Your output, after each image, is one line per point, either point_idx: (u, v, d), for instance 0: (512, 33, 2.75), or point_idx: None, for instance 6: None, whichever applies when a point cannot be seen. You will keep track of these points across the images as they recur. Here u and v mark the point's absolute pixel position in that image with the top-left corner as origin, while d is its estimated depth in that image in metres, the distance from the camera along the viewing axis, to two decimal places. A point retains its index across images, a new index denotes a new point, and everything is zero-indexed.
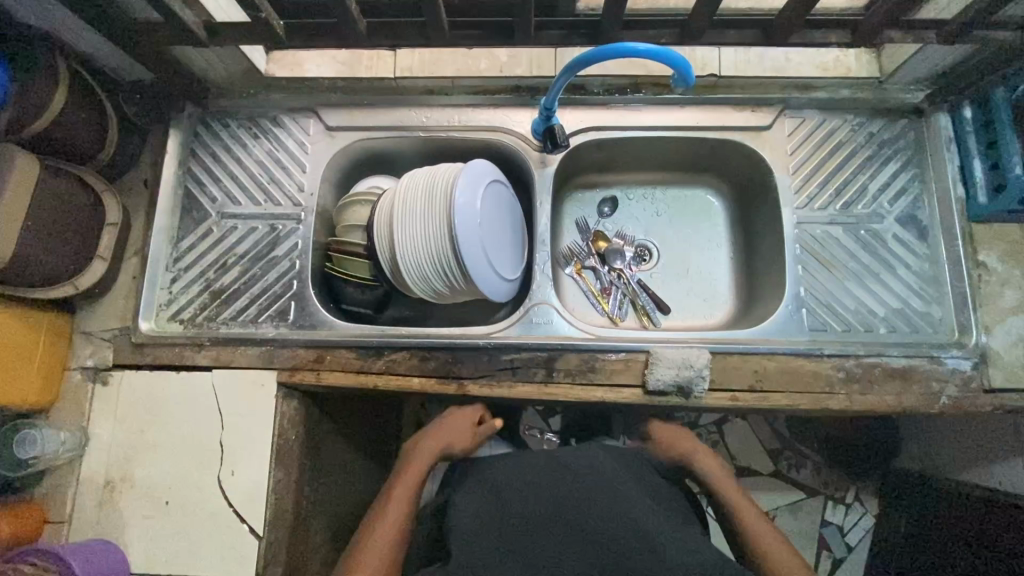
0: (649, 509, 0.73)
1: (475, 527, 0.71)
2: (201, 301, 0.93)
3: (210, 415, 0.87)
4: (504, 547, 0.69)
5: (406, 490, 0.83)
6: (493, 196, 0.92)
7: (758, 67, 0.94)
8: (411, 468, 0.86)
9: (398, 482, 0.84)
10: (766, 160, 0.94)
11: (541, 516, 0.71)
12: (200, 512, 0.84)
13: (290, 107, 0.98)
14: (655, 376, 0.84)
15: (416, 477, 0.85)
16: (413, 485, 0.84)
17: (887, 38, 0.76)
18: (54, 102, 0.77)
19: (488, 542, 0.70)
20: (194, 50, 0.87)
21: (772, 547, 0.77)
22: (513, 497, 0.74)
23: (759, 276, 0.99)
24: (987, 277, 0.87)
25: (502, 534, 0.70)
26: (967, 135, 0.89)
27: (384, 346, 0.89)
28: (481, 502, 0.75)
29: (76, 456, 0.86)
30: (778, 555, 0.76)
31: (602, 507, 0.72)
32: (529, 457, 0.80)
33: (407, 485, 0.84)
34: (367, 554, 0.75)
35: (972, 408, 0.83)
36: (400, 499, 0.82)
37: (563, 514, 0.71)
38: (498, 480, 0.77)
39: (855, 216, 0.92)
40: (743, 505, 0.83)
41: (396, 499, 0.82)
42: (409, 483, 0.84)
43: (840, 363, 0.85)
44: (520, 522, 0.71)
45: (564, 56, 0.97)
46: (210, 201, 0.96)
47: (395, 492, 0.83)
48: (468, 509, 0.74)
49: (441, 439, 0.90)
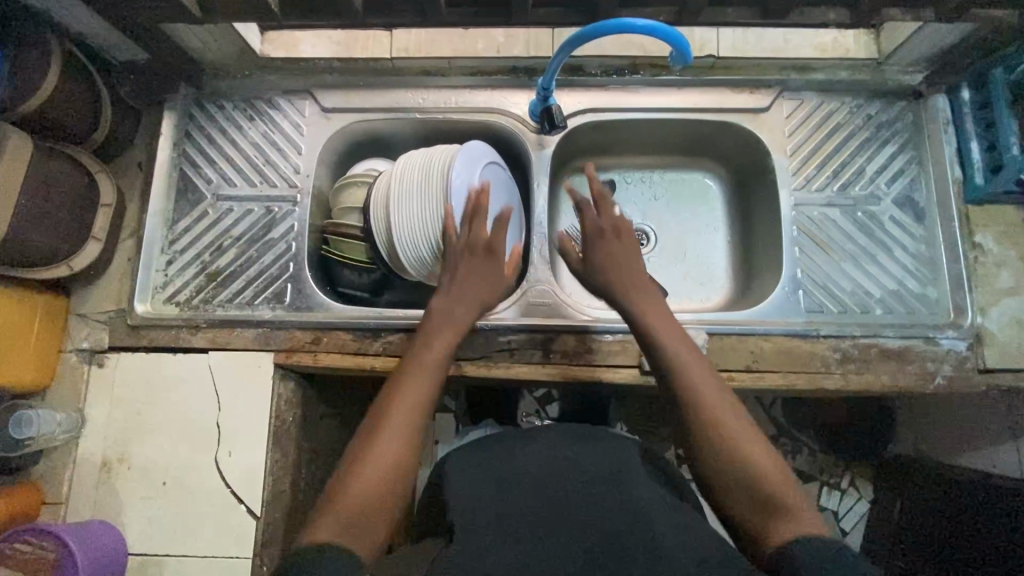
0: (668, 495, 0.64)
1: (471, 512, 0.61)
2: (197, 283, 0.93)
3: (207, 397, 0.86)
4: (507, 537, 0.58)
5: (414, 395, 0.67)
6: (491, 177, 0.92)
7: (757, 47, 0.94)
8: (418, 370, 0.69)
9: (402, 385, 0.68)
10: (765, 142, 0.94)
11: (545, 507, 0.61)
12: (198, 493, 0.84)
13: (285, 88, 0.97)
14: None
15: (426, 379, 0.69)
16: (422, 391, 0.68)
17: (886, 16, 0.75)
18: (45, 79, 0.76)
19: (490, 532, 0.59)
20: (188, 28, 0.86)
21: (748, 456, 0.61)
22: (519, 488, 0.63)
23: (756, 259, 0.99)
24: (983, 258, 0.87)
25: (506, 523, 0.60)
26: (965, 117, 0.89)
27: (381, 327, 0.89)
28: (479, 487, 0.64)
29: (72, 437, 0.86)
30: (762, 467, 0.60)
31: (605, 498, 0.61)
32: (545, 442, 0.70)
33: (414, 390, 0.68)
34: (363, 479, 0.61)
35: (967, 387, 0.84)
36: (406, 411, 0.66)
37: (563, 505, 0.61)
38: (504, 462, 0.68)
39: (853, 198, 0.92)
40: (712, 398, 0.65)
41: (401, 407, 0.66)
42: (415, 389, 0.68)
43: (837, 343, 0.85)
44: (526, 511, 0.60)
45: (562, 36, 0.96)
46: (206, 183, 0.96)
47: (399, 396, 0.67)
48: (462, 491, 0.64)
49: (450, 335, 0.73)
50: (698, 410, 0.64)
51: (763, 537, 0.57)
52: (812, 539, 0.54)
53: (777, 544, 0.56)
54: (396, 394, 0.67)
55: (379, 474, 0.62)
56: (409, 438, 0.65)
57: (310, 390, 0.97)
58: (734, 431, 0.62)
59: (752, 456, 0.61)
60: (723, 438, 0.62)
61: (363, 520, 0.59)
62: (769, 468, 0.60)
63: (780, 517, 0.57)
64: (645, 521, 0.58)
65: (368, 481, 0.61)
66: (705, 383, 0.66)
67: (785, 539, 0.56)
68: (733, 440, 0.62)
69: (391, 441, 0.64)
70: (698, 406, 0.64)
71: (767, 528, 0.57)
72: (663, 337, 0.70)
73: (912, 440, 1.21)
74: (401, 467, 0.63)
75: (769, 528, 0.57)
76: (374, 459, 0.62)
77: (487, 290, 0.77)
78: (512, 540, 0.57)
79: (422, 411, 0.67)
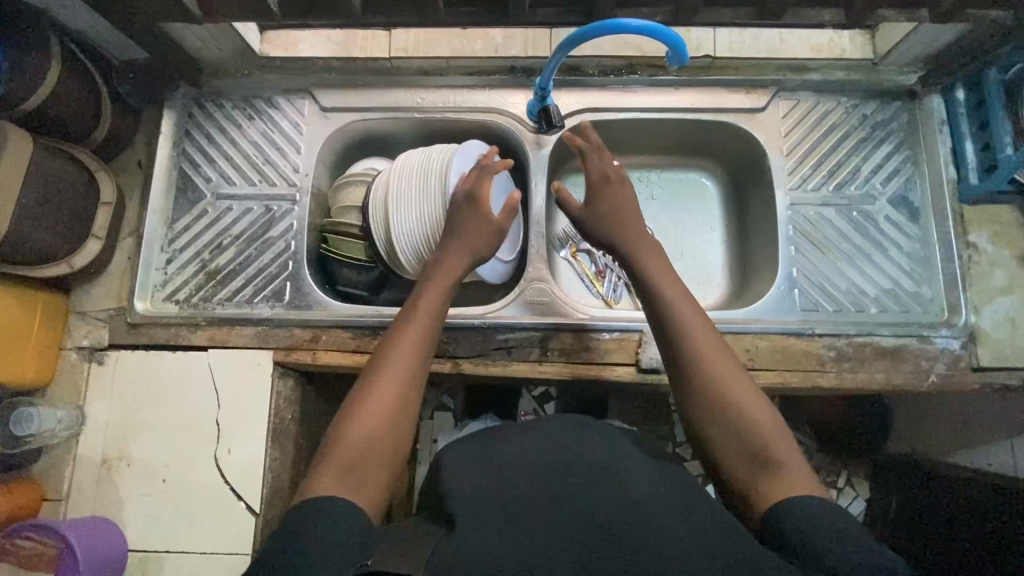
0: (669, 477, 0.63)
1: (467, 492, 0.59)
2: (197, 281, 0.93)
3: (206, 394, 0.87)
4: (503, 520, 0.56)
5: (409, 352, 0.68)
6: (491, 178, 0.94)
7: (753, 48, 0.95)
8: (410, 328, 0.70)
9: (395, 344, 0.68)
10: (760, 142, 0.94)
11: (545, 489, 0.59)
12: (197, 489, 0.85)
13: (284, 87, 0.98)
14: (648, 354, 0.85)
15: (419, 337, 0.69)
16: (415, 348, 0.68)
17: (881, 16, 0.76)
18: (46, 77, 0.77)
19: (486, 517, 0.56)
20: (188, 27, 0.86)
21: (751, 421, 0.61)
22: (519, 472, 0.61)
23: (752, 258, 0.99)
24: (977, 258, 0.88)
25: (504, 507, 0.57)
26: (959, 116, 0.89)
27: (380, 325, 0.89)
28: (476, 471, 0.63)
29: (73, 434, 0.86)
30: (763, 433, 0.60)
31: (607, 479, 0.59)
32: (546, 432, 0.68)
33: (407, 347, 0.68)
34: (359, 432, 0.62)
35: (960, 386, 0.85)
36: (400, 368, 0.66)
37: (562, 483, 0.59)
38: (502, 450, 0.66)
39: (848, 197, 0.93)
40: (719, 363, 0.64)
41: (395, 364, 0.67)
42: (409, 347, 0.68)
43: (831, 342, 0.86)
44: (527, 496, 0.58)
45: (559, 37, 0.97)
46: (205, 182, 0.96)
47: (392, 354, 0.67)
48: (457, 475, 0.63)
49: (441, 295, 0.74)
50: (702, 375, 0.64)
51: (756, 502, 0.58)
52: (803, 503, 0.54)
53: (767, 507, 0.56)
54: (390, 353, 0.68)
55: (374, 429, 0.62)
56: (404, 395, 0.65)
57: (309, 388, 0.97)
58: (738, 397, 0.62)
59: (753, 420, 0.61)
60: (725, 401, 0.62)
61: (360, 473, 0.59)
62: (771, 434, 0.60)
63: (774, 481, 0.57)
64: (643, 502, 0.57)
65: (364, 435, 0.61)
66: (713, 349, 0.66)
67: (775, 503, 0.56)
68: (736, 404, 0.62)
69: (385, 397, 0.64)
70: (703, 371, 0.64)
71: (759, 493, 0.57)
72: (674, 303, 0.70)
73: (907, 439, 1.22)
74: (397, 422, 0.63)
75: (760, 491, 0.58)
76: (368, 413, 0.63)
77: (485, 241, 0.80)
78: (509, 526, 0.55)
79: (415, 368, 0.68)
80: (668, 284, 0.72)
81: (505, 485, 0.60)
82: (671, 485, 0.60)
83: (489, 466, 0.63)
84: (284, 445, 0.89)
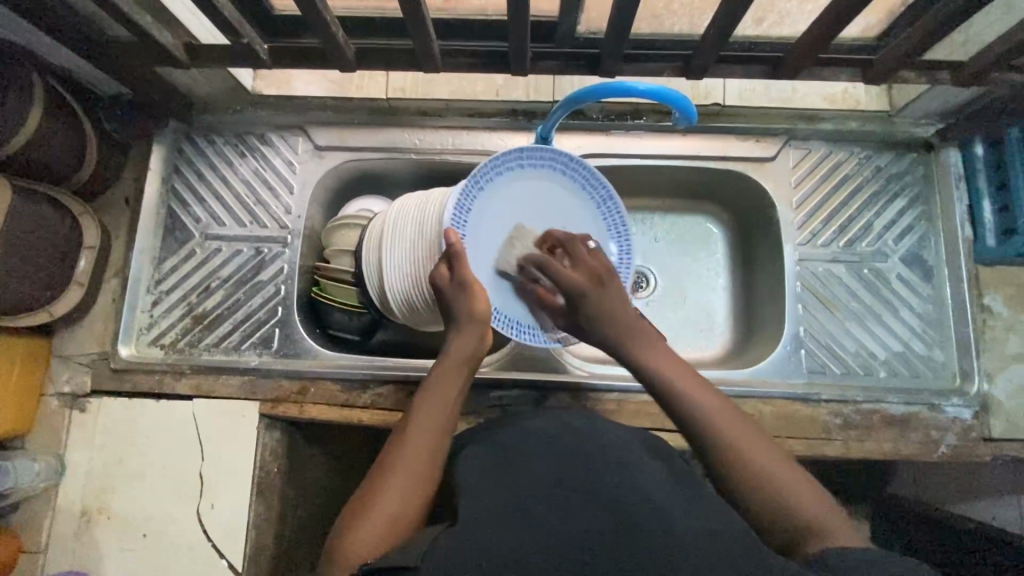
0: (672, 469, 0.59)
1: (469, 488, 0.55)
2: (183, 326, 0.90)
3: (190, 446, 0.84)
4: (510, 512, 0.50)
5: (442, 409, 0.62)
6: (517, 188, 0.76)
7: (764, 97, 0.92)
8: (439, 388, 0.63)
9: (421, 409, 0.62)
10: (769, 192, 0.91)
11: (546, 482, 0.53)
12: (177, 544, 0.82)
13: (277, 124, 0.94)
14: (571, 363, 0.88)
15: (451, 403, 0.63)
16: (444, 405, 0.63)
17: (900, 78, 0.75)
18: (27, 124, 0.73)
19: (497, 511, 0.50)
20: (181, 72, 0.83)
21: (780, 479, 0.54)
22: (524, 462, 0.57)
23: (758, 309, 0.95)
24: (993, 322, 0.85)
25: (509, 498, 0.52)
26: (977, 174, 0.87)
27: (370, 379, 0.87)
28: (480, 466, 0.59)
29: (52, 484, 0.84)
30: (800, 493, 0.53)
31: (613, 467, 0.56)
32: (544, 424, 0.65)
33: (434, 415, 0.62)
34: (387, 509, 0.55)
35: (971, 458, 0.82)
36: (427, 428, 0.61)
37: (564, 476, 0.54)
38: (511, 439, 0.63)
39: (859, 254, 0.89)
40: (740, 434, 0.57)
41: (417, 437, 0.60)
42: (437, 415, 0.62)
43: (838, 409, 0.83)
44: (525, 487, 0.53)
45: (563, 82, 0.95)
46: (194, 221, 0.93)
47: (418, 426, 0.61)
48: (468, 477, 0.57)
49: (466, 345, 0.66)
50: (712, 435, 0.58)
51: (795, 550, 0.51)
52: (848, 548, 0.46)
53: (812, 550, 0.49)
54: (420, 412, 0.62)
55: (411, 490, 0.57)
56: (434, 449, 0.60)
57: (297, 436, 0.95)
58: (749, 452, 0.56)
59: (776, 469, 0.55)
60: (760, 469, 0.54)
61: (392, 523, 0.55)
62: (796, 483, 0.54)
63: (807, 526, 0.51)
64: (647, 488, 0.53)
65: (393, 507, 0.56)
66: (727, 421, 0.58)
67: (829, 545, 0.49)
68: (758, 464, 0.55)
69: (422, 459, 0.59)
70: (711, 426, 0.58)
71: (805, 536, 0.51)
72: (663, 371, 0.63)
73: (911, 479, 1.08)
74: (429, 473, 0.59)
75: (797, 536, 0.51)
76: (397, 492, 0.56)
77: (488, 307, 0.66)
78: (512, 518, 0.49)
79: (450, 425, 0.63)
80: (632, 348, 0.65)
81: (514, 483, 0.54)
82: (684, 489, 0.54)
83: (494, 462, 0.59)
84: (269, 499, 0.86)
